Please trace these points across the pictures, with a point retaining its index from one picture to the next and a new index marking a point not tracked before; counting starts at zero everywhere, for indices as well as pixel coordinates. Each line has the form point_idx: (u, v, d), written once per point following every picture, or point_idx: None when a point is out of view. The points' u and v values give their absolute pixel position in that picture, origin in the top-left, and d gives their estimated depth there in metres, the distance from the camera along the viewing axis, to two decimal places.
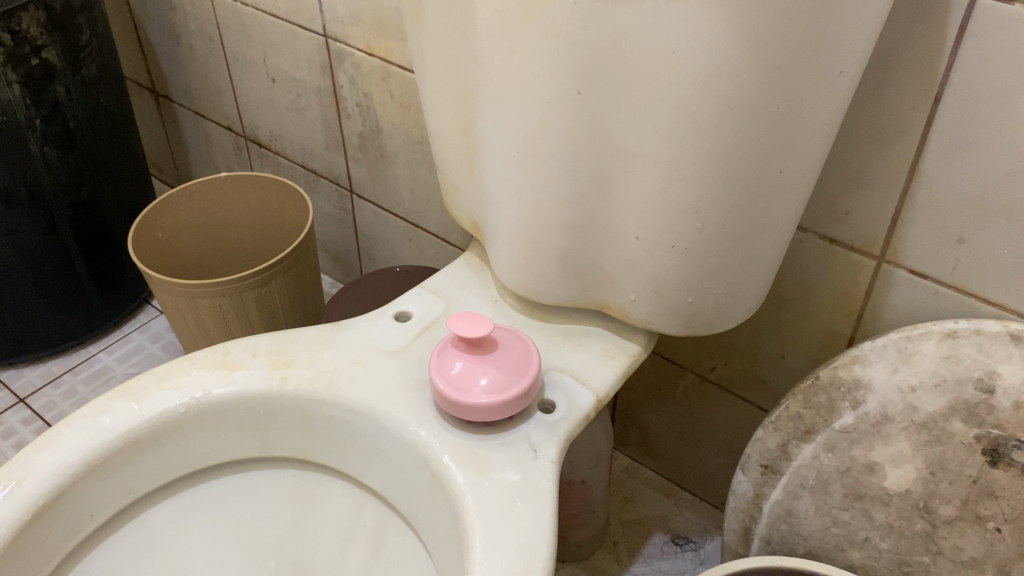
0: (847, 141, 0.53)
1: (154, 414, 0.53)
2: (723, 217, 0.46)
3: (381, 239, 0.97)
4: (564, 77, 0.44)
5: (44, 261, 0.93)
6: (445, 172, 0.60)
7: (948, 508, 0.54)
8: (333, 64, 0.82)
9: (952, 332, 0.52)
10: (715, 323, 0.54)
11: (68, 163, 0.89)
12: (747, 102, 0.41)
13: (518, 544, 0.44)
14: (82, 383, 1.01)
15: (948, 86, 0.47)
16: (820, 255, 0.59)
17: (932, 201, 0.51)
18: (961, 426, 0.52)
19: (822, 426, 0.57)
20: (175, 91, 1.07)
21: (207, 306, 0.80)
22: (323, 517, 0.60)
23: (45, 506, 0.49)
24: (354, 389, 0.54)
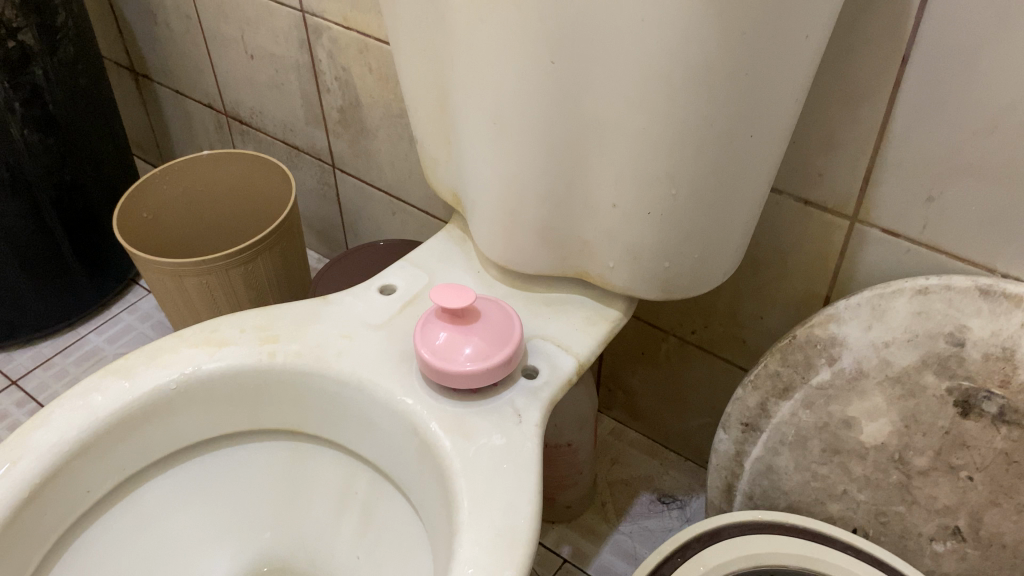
0: (819, 104, 0.54)
1: (146, 391, 0.54)
2: (696, 182, 0.47)
3: (365, 213, 0.97)
4: (535, 48, 0.45)
5: (30, 245, 0.93)
6: (424, 145, 0.61)
7: (921, 459, 0.55)
8: (311, 40, 0.82)
9: (923, 289, 0.54)
10: (692, 287, 0.55)
11: (49, 146, 0.89)
12: (715, 70, 0.42)
13: (504, 506, 0.46)
14: (72, 364, 1.01)
15: (915, 47, 0.48)
16: (795, 216, 0.60)
17: (902, 160, 0.52)
18: (934, 379, 0.54)
19: (799, 384, 0.59)
20: (154, 69, 1.06)
21: (194, 284, 0.80)
22: (316, 488, 0.61)
23: (42, 484, 0.50)
24: (341, 361, 0.55)
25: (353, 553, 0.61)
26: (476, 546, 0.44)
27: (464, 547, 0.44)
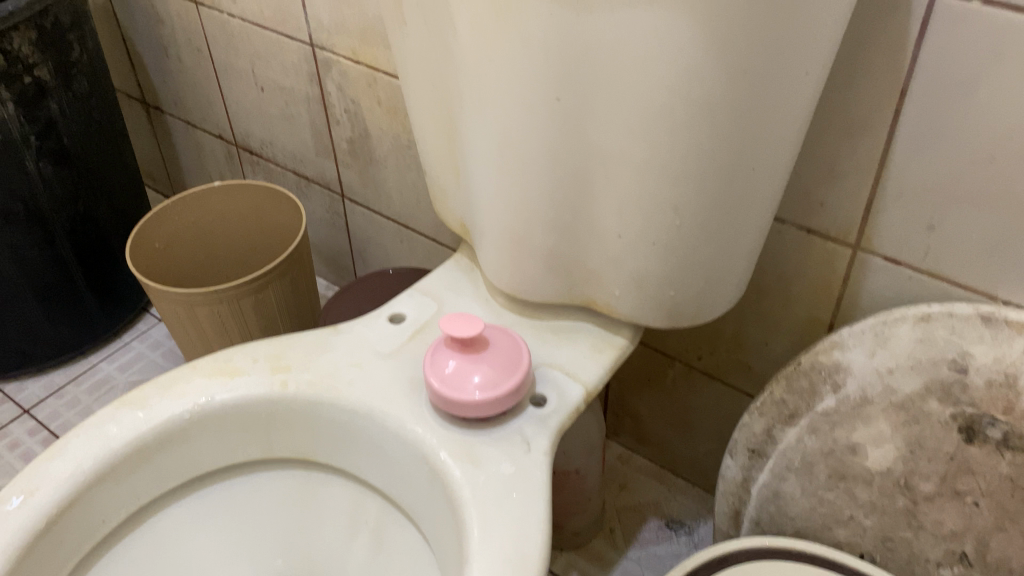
0: (819, 136, 0.55)
1: (160, 421, 0.54)
2: (699, 213, 0.48)
3: (373, 241, 0.98)
4: (541, 85, 0.46)
5: (43, 275, 0.94)
6: (432, 177, 0.62)
7: (927, 484, 0.56)
8: (320, 73, 0.84)
9: (926, 315, 0.55)
10: (698, 315, 0.56)
11: (63, 178, 0.90)
12: (717, 105, 0.43)
13: (513, 533, 0.47)
14: (84, 392, 1.02)
15: (912, 80, 0.49)
16: (798, 245, 0.61)
17: (903, 190, 0.53)
18: (937, 406, 0.54)
19: (804, 410, 0.59)
20: (165, 101, 1.08)
21: (206, 313, 0.81)
22: (327, 516, 0.62)
23: (58, 514, 0.51)
24: (351, 390, 0.56)
25: None
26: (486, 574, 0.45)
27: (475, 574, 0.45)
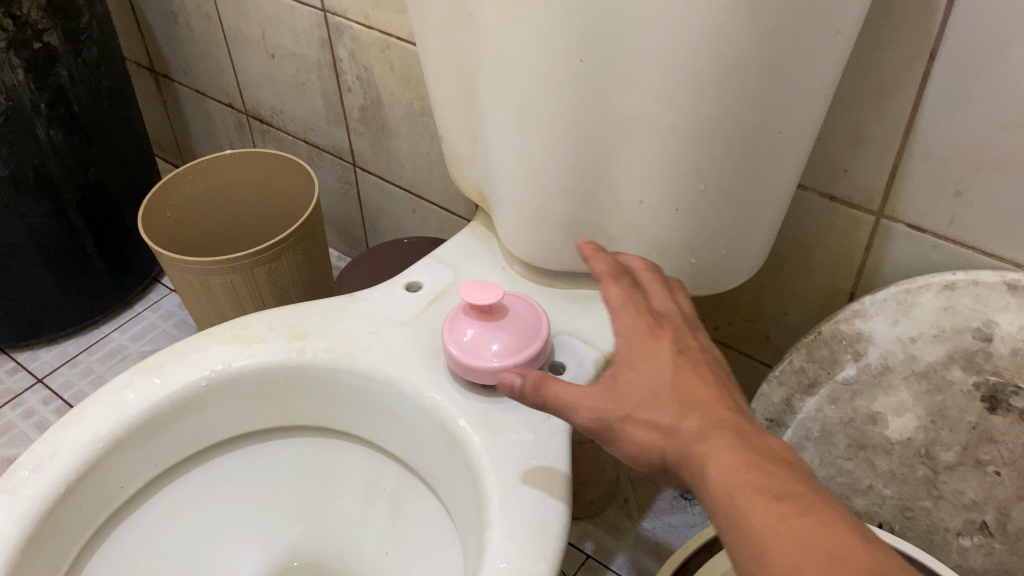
0: (845, 100, 0.54)
1: (176, 388, 0.54)
2: (724, 177, 0.48)
3: (386, 211, 0.98)
4: (564, 46, 0.45)
5: (55, 245, 0.94)
6: (449, 144, 0.61)
7: (949, 454, 0.55)
8: (332, 39, 0.83)
9: (951, 284, 0.54)
10: (719, 282, 0.55)
11: (74, 146, 0.90)
12: (744, 64, 0.42)
13: (534, 499, 0.46)
14: (97, 362, 1.03)
15: (943, 42, 0.48)
16: (819, 212, 0.60)
17: (929, 155, 0.52)
18: (961, 374, 0.54)
19: (825, 379, 0.58)
20: (174, 69, 1.07)
21: (219, 283, 0.81)
22: (343, 484, 0.62)
23: (77, 480, 0.50)
24: (369, 357, 0.55)
25: (382, 548, 0.61)
26: (508, 540, 0.44)
27: (496, 540, 0.44)
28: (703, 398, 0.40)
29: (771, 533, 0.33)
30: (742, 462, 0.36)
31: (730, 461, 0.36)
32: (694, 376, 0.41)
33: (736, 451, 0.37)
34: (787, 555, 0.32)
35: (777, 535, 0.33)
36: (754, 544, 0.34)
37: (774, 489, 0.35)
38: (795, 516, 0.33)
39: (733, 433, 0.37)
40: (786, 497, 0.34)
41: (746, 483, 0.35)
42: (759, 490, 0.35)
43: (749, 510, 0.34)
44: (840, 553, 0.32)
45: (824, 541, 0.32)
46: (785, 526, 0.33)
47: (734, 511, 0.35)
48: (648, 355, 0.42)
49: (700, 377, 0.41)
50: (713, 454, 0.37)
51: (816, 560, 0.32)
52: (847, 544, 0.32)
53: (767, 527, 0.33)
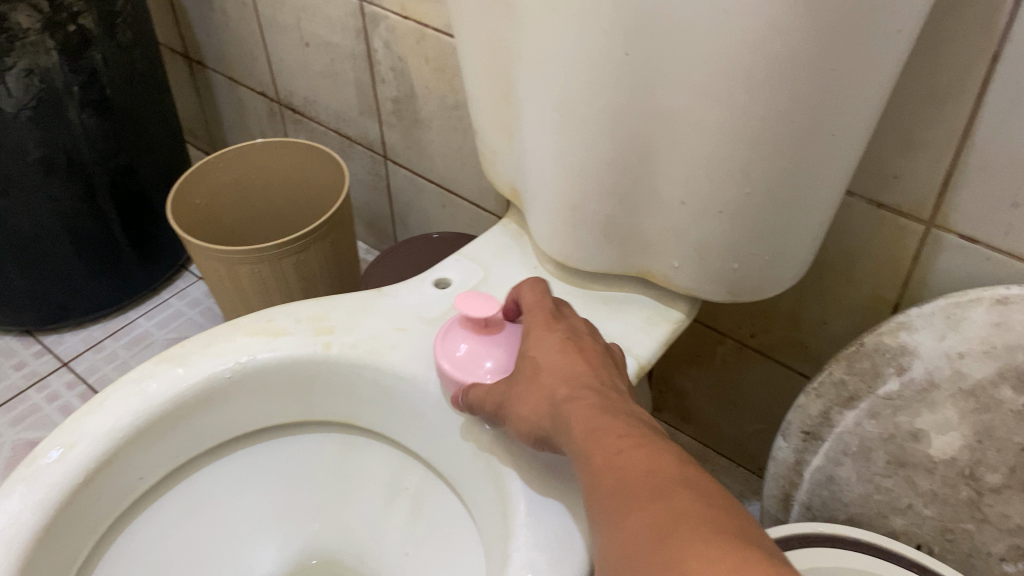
0: (898, 103, 0.52)
1: (199, 379, 0.53)
2: (771, 182, 0.46)
3: (416, 205, 0.97)
4: (610, 39, 0.43)
5: (84, 229, 0.94)
6: (484, 139, 0.60)
7: (994, 476, 0.52)
8: (367, 28, 0.81)
9: (1002, 299, 0.51)
10: (761, 290, 0.53)
11: (105, 129, 0.89)
12: (799, 64, 0.40)
13: (563, 509, 0.45)
14: (123, 348, 1.03)
15: (1007, 44, 0.45)
16: (866, 219, 0.58)
17: (986, 163, 0.50)
18: (1010, 393, 0.51)
19: (865, 393, 0.56)
20: (209, 56, 1.07)
21: (246, 273, 0.80)
22: (365, 482, 0.61)
23: (96, 468, 0.49)
24: (396, 355, 0.54)
25: (402, 550, 0.60)
26: (533, 550, 0.43)
27: (521, 549, 0.43)
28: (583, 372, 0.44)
29: (609, 461, 0.37)
30: (603, 412, 0.40)
31: (591, 415, 0.40)
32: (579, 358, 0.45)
33: (598, 406, 0.41)
34: (618, 473, 0.36)
35: (612, 459, 0.37)
36: (595, 470, 0.37)
37: (623, 429, 0.39)
38: (629, 447, 0.37)
39: (599, 396, 0.42)
40: (629, 435, 0.38)
41: (595, 430, 0.39)
42: (610, 430, 0.39)
43: (593, 447, 0.38)
44: (657, 470, 0.35)
45: (644, 461, 0.36)
46: (619, 458, 0.37)
47: (585, 450, 0.39)
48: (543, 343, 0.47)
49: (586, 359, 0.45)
50: (574, 412, 0.41)
51: (634, 479, 0.35)
52: (669, 464, 0.36)
53: (607, 455, 0.37)
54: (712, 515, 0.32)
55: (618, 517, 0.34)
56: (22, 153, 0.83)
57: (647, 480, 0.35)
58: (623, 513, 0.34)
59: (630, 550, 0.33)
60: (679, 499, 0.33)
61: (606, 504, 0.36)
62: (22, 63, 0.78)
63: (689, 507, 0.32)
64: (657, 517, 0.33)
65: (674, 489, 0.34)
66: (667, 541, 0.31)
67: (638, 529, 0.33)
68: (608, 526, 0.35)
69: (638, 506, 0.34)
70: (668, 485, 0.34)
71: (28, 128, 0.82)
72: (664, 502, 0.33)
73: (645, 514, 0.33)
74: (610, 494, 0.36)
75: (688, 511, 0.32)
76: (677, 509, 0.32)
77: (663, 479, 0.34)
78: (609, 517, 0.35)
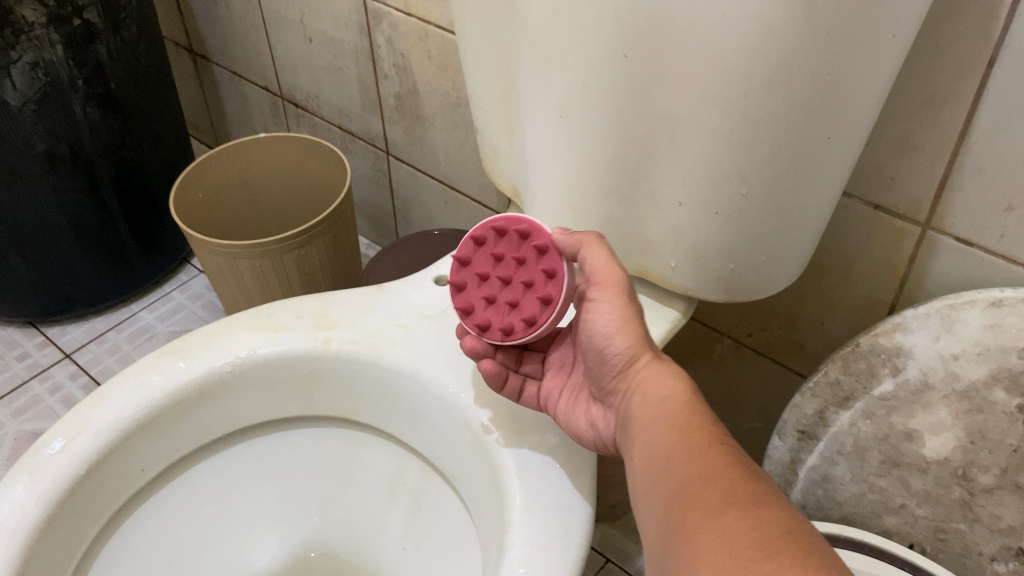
0: (896, 106, 0.52)
1: (200, 373, 0.54)
2: (767, 184, 0.46)
3: (417, 201, 0.97)
4: (609, 40, 0.43)
5: (88, 222, 0.94)
6: (485, 137, 0.60)
7: (986, 476, 0.53)
8: (371, 25, 0.82)
9: (997, 301, 0.51)
10: (757, 290, 0.53)
11: (109, 123, 0.90)
12: (796, 67, 0.40)
13: (558, 506, 0.45)
14: (125, 340, 1.03)
15: (1004, 49, 0.46)
16: (864, 221, 0.58)
17: (982, 167, 0.50)
18: (1003, 395, 0.51)
19: (860, 393, 0.57)
20: (212, 51, 1.07)
21: (248, 267, 0.81)
22: (364, 477, 0.61)
23: (99, 460, 0.50)
24: (396, 351, 0.55)
25: (401, 545, 0.60)
26: (528, 545, 0.43)
27: (516, 544, 0.43)
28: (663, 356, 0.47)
29: (705, 454, 0.39)
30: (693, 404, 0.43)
31: (687, 403, 0.43)
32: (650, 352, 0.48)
33: (689, 396, 0.44)
34: (715, 470, 0.38)
35: (710, 453, 0.39)
36: (689, 458, 0.39)
37: (715, 425, 0.42)
38: (717, 460, 0.39)
39: (687, 383, 0.45)
40: (722, 433, 0.41)
41: (694, 434, 0.41)
42: (705, 421, 0.42)
43: (686, 448, 0.40)
44: (735, 485, 0.37)
45: (726, 475, 0.38)
46: (702, 466, 0.39)
47: (678, 435, 0.41)
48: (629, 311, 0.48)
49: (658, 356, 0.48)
50: (678, 409, 0.43)
51: (712, 487, 0.37)
52: (760, 474, 0.39)
53: (705, 445, 0.40)
54: (811, 534, 0.35)
55: (713, 514, 0.36)
56: (27, 146, 0.84)
57: (745, 486, 0.37)
58: (718, 514, 0.36)
59: (729, 548, 0.34)
60: (753, 517, 0.35)
61: (680, 504, 0.38)
62: (27, 57, 0.79)
63: (790, 522, 0.35)
64: (762, 523, 0.35)
65: (749, 506, 0.36)
66: (773, 548, 0.33)
67: (737, 531, 0.35)
68: (702, 517, 0.36)
69: (738, 508, 0.36)
70: (766, 496, 0.37)
71: (33, 121, 0.82)
72: (766, 511, 0.35)
73: (746, 519, 0.35)
74: (706, 489, 0.38)
75: (792, 528, 0.35)
76: (781, 522, 0.35)
77: (740, 495, 0.37)
78: (702, 509, 0.37)
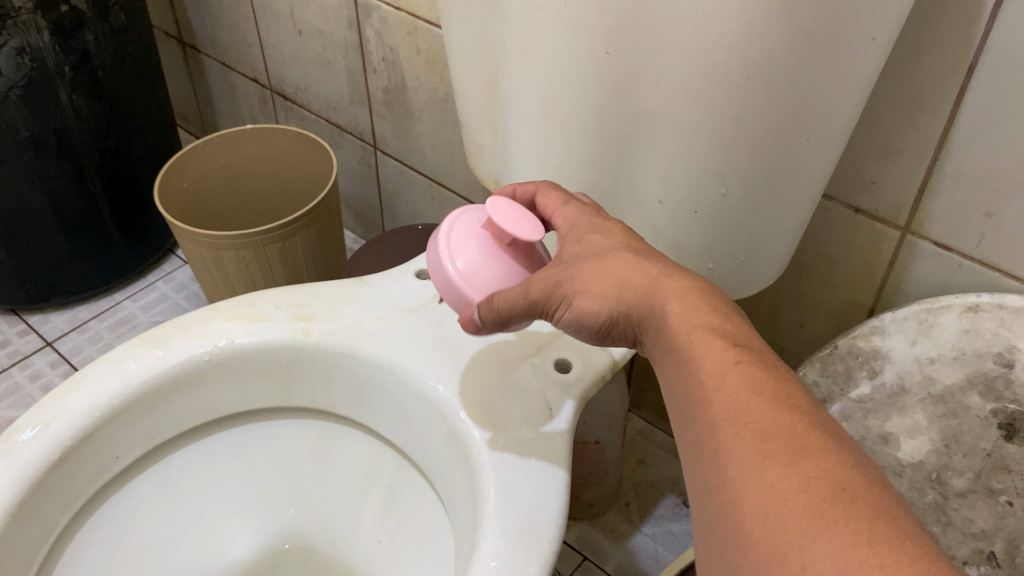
0: (878, 111, 0.52)
1: (177, 361, 0.54)
2: (747, 184, 0.46)
3: (405, 196, 0.97)
4: (589, 36, 0.43)
5: (71, 210, 0.94)
6: (469, 132, 0.60)
7: (960, 480, 0.50)
8: (360, 19, 0.82)
9: (975, 306, 0.53)
10: (735, 288, 0.54)
11: (96, 111, 0.89)
12: (775, 67, 0.40)
13: (530, 500, 0.45)
14: (107, 329, 1.03)
15: (984, 55, 0.46)
16: (844, 224, 0.59)
17: (961, 172, 0.51)
18: (978, 400, 0.51)
19: (837, 396, 0.54)
20: (202, 41, 1.07)
21: (230, 258, 0.80)
22: (341, 469, 0.61)
23: (74, 446, 0.50)
24: (374, 344, 0.55)
25: (374, 538, 0.60)
26: (501, 539, 0.43)
27: (488, 539, 0.43)
28: (639, 285, 0.40)
29: (726, 392, 0.34)
30: (702, 319, 0.38)
31: (694, 323, 0.37)
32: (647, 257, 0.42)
33: (691, 312, 0.38)
34: (746, 410, 0.33)
35: (731, 387, 0.34)
36: (711, 399, 0.34)
37: (731, 342, 0.36)
38: (747, 393, 0.34)
39: (686, 298, 0.39)
40: (741, 350, 0.36)
41: (709, 368, 0.35)
42: (717, 342, 0.36)
43: (707, 386, 0.35)
44: (774, 426, 0.32)
45: (761, 414, 0.33)
46: (733, 402, 0.34)
47: (694, 370, 0.36)
48: (589, 266, 0.42)
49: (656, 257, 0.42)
50: (689, 338, 0.37)
51: (747, 432, 0.32)
52: (798, 401, 0.33)
53: (724, 378, 0.35)
54: (869, 483, 0.30)
55: (751, 467, 0.31)
56: (11, 132, 0.83)
57: (780, 424, 0.32)
58: (759, 467, 0.31)
59: (778, 514, 0.30)
60: (802, 470, 0.30)
61: (712, 455, 0.33)
62: (13, 43, 0.78)
63: (843, 472, 0.30)
64: (809, 479, 0.30)
65: (795, 456, 0.31)
66: (824, 516, 0.28)
67: (783, 493, 0.30)
68: (738, 471, 0.32)
69: (778, 464, 0.31)
70: (810, 438, 0.31)
71: (17, 107, 0.82)
72: (812, 461, 0.30)
73: (790, 473, 0.30)
74: (734, 441, 0.32)
75: (846, 480, 0.29)
76: (831, 473, 0.30)
77: (783, 440, 0.31)
78: (738, 461, 0.32)
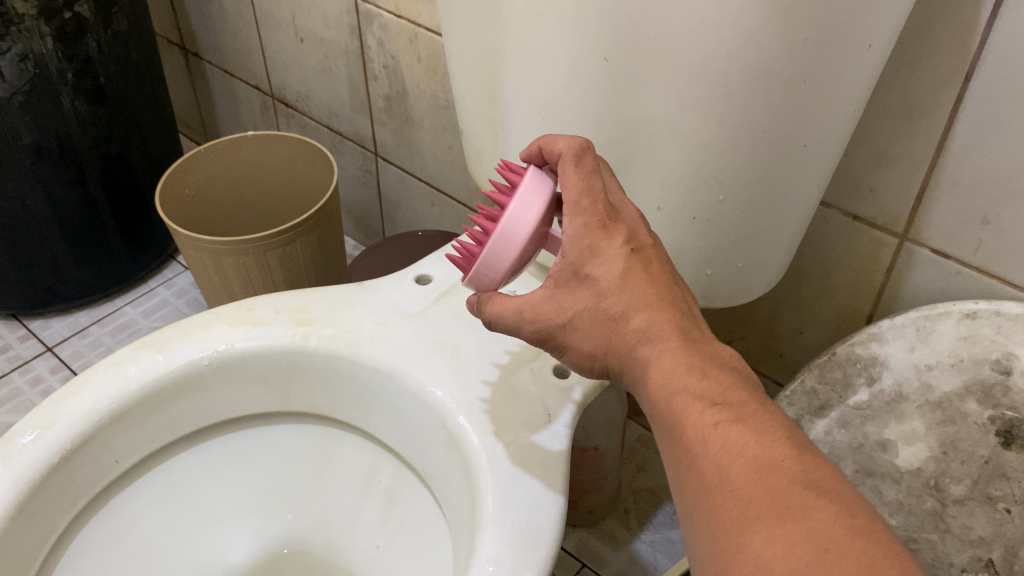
0: (876, 119, 0.53)
1: (177, 366, 0.54)
2: (746, 190, 0.47)
3: (405, 202, 0.97)
4: (588, 41, 0.44)
5: (73, 215, 0.94)
6: (469, 138, 0.60)
7: (958, 487, 0.50)
8: (361, 26, 0.82)
9: (971, 313, 0.53)
10: (733, 295, 0.54)
11: (98, 117, 0.90)
12: (773, 74, 0.41)
13: (529, 505, 0.45)
14: (107, 335, 1.03)
15: (980, 63, 0.46)
16: (842, 231, 0.59)
17: (958, 179, 0.51)
18: (976, 406, 0.51)
19: (836, 402, 0.54)
20: (205, 48, 1.07)
21: (231, 264, 0.81)
22: (340, 473, 0.61)
23: (74, 449, 0.50)
24: (374, 349, 0.55)
25: (373, 542, 0.60)
26: (499, 544, 0.43)
27: (486, 542, 0.43)
28: (626, 331, 0.40)
29: (711, 453, 0.34)
30: (684, 367, 0.37)
31: (679, 377, 0.37)
32: (644, 274, 0.40)
33: (674, 362, 0.37)
34: (729, 474, 0.33)
35: (716, 449, 0.34)
36: (698, 461, 0.34)
37: (714, 395, 0.36)
38: (728, 456, 0.33)
39: (670, 344, 0.38)
40: (725, 404, 0.35)
41: (694, 428, 0.35)
42: (698, 399, 0.36)
43: (693, 446, 0.35)
44: (756, 490, 0.32)
45: (742, 479, 0.33)
46: (718, 464, 0.34)
47: (679, 428, 0.36)
48: (581, 295, 0.41)
49: (648, 275, 0.40)
50: (673, 393, 0.37)
51: (732, 497, 0.32)
52: (783, 453, 0.33)
53: (709, 441, 0.34)
54: (854, 536, 0.29)
55: (738, 534, 0.31)
56: (13, 137, 0.84)
57: (761, 487, 0.32)
58: (745, 534, 0.31)
59: None
60: (784, 536, 0.30)
61: (703, 519, 0.34)
62: (17, 49, 0.79)
63: (828, 529, 0.30)
64: (794, 543, 0.30)
65: (777, 522, 0.31)
66: None
67: (770, 558, 0.30)
68: (727, 538, 0.32)
69: (764, 529, 0.31)
70: (794, 497, 0.31)
71: (20, 112, 0.82)
72: (793, 525, 0.30)
73: (773, 539, 0.30)
74: (723, 505, 0.33)
75: (828, 540, 0.29)
76: (817, 538, 0.30)
77: (765, 506, 0.31)
78: (726, 529, 0.32)
